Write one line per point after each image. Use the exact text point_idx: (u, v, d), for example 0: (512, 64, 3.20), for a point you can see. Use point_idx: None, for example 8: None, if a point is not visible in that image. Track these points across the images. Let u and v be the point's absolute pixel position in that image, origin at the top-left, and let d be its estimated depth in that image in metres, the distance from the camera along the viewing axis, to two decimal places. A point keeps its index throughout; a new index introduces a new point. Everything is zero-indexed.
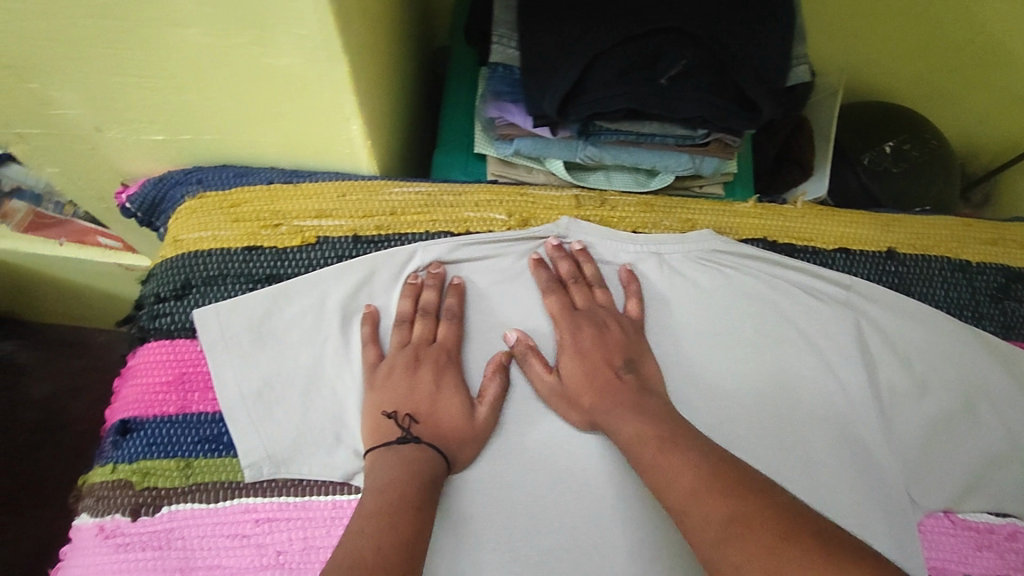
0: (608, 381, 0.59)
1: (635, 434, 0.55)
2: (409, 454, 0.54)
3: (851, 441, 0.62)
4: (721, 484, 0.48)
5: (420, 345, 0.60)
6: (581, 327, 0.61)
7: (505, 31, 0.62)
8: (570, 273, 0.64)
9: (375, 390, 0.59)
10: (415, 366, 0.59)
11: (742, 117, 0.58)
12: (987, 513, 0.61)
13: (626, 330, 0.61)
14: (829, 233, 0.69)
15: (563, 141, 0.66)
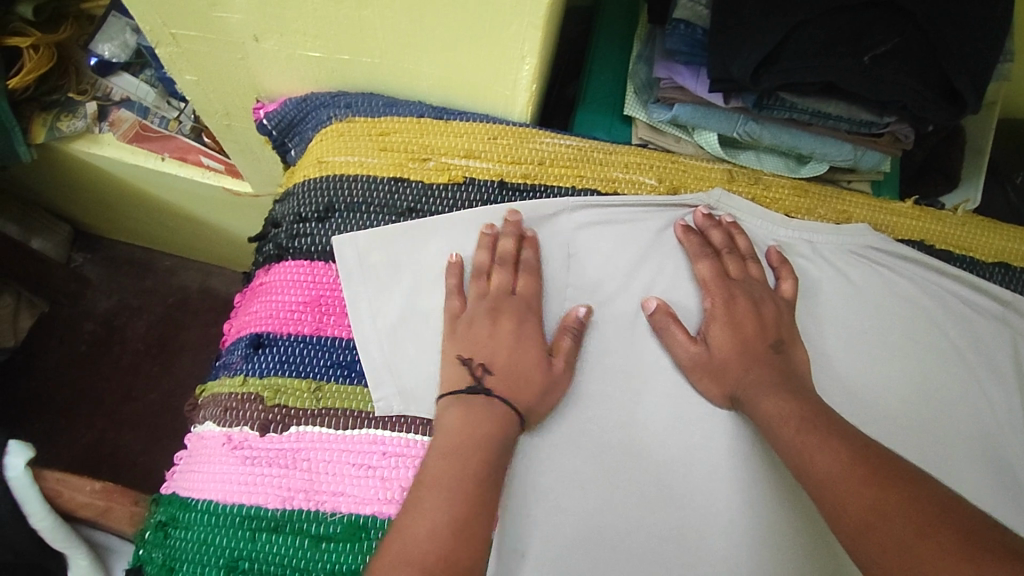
0: (763, 360, 0.55)
1: (783, 412, 0.51)
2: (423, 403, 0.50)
3: (999, 464, 0.58)
4: (878, 463, 0.45)
5: (411, 280, 0.56)
6: (735, 298, 0.58)
7: None
8: (723, 243, 0.61)
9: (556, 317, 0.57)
10: (494, 317, 0.55)
11: (940, 108, 0.57)
12: None
13: (781, 310, 0.59)
14: (988, 246, 0.65)
15: (727, 112, 0.64)
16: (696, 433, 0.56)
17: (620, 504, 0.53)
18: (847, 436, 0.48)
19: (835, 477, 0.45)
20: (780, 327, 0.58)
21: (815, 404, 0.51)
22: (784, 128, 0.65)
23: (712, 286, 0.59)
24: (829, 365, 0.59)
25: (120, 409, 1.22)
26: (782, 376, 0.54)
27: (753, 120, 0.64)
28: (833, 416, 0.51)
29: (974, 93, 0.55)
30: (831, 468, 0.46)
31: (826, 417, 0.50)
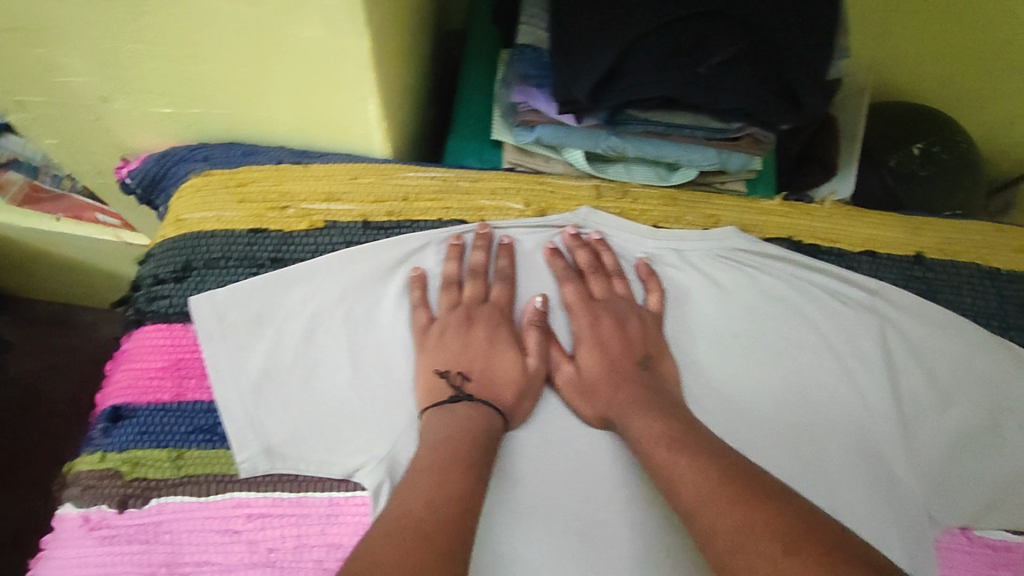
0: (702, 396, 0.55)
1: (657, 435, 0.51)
2: (465, 413, 0.53)
3: (871, 454, 0.59)
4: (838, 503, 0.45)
5: (469, 306, 0.59)
6: (599, 317, 0.59)
7: (536, 12, 0.60)
8: (589, 264, 0.62)
9: (428, 351, 0.57)
10: (467, 327, 0.58)
11: (785, 111, 0.56)
12: (1004, 531, 0.58)
13: (647, 325, 0.60)
14: (854, 235, 0.67)
15: (586, 130, 0.64)
16: (573, 456, 0.56)
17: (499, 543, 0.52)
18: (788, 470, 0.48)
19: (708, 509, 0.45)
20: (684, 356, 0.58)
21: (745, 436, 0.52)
22: (647, 140, 0.64)
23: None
24: (701, 374, 0.60)
25: (44, 476, 1.17)
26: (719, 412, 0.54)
27: (614, 135, 0.64)
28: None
29: (813, 95, 0.55)
30: (701, 489, 0.46)
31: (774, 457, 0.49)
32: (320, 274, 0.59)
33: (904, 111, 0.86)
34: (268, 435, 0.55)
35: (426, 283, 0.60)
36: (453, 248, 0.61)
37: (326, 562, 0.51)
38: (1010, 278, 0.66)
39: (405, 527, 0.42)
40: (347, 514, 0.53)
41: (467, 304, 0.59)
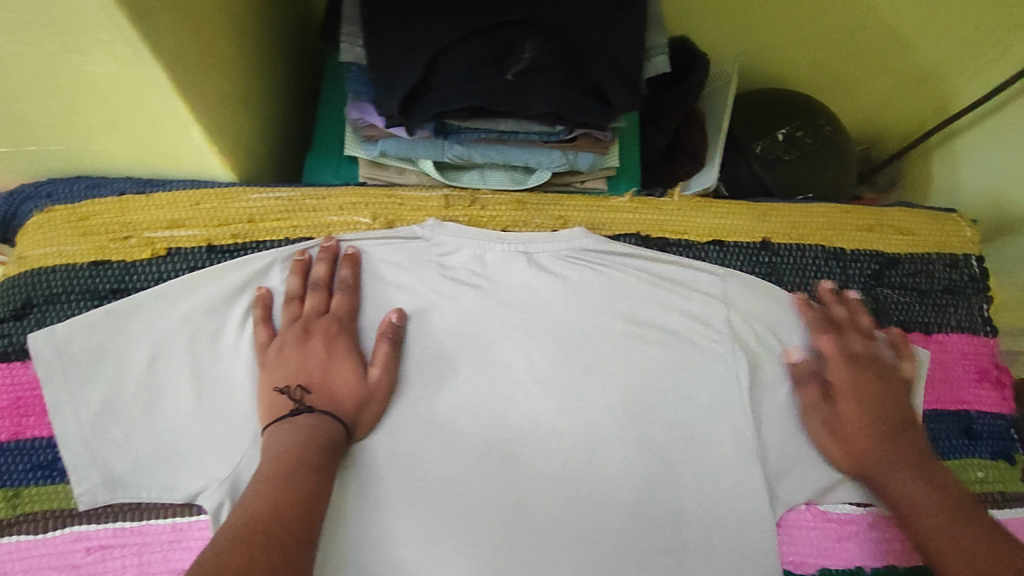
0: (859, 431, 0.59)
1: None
2: (306, 424, 0.54)
3: (715, 440, 0.60)
4: (957, 532, 0.50)
5: (310, 318, 0.60)
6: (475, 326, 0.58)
7: (352, 30, 0.59)
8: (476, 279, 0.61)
9: (268, 368, 0.57)
10: (304, 341, 0.58)
11: (596, 110, 0.58)
12: (852, 503, 0.60)
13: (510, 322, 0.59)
14: (702, 226, 0.68)
15: (427, 141, 0.64)
16: (420, 463, 0.58)
17: (349, 548, 0.55)
18: (941, 498, 0.53)
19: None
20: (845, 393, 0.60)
21: (895, 457, 0.57)
22: (490, 146, 0.66)
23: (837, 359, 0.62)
24: (550, 378, 0.61)
25: None
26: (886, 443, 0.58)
27: (458, 144, 0.65)
28: (909, 491, 0.55)
29: (621, 90, 0.58)
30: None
31: (926, 489, 0.54)
32: (160, 304, 0.59)
33: (770, 98, 0.87)
34: (109, 465, 0.56)
35: (269, 301, 0.61)
36: (297, 266, 0.62)
37: None
38: (854, 256, 0.68)
39: (255, 529, 0.45)
40: (190, 539, 0.55)
41: (306, 318, 0.60)
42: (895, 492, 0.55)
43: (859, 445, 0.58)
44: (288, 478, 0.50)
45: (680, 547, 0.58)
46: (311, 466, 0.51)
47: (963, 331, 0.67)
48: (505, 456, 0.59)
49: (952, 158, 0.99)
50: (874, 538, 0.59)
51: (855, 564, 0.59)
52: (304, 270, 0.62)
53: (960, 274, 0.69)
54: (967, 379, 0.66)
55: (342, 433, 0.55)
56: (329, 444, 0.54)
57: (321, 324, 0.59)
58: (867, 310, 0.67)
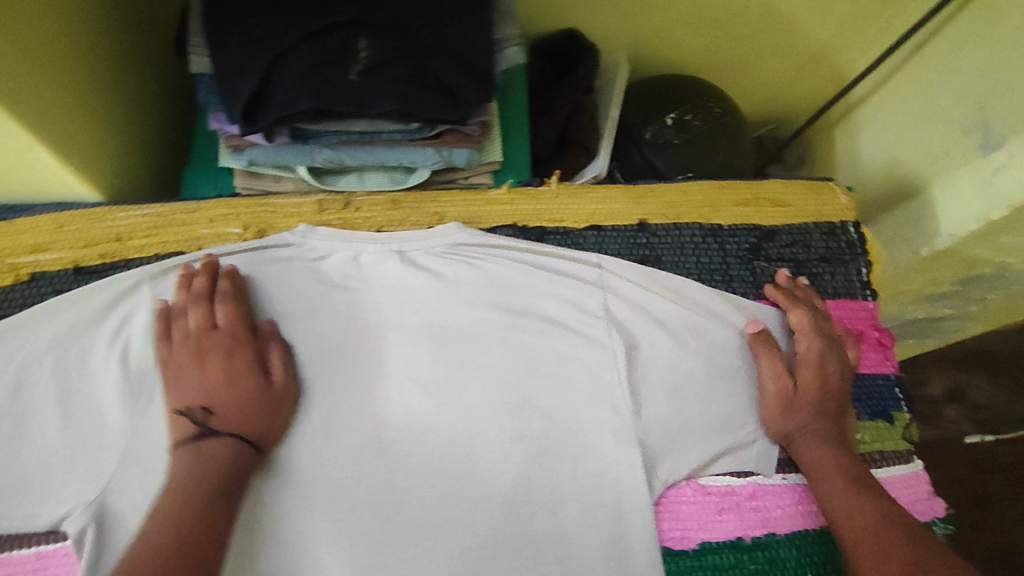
0: (802, 402, 0.61)
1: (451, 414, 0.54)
2: (217, 455, 0.52)
3: (595, 425, 0.60)
4: (855, 498, 0.54)
5: (201, 333, 0.56)
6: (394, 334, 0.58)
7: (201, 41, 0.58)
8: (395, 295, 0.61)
9: (172, 389, 0.55)
10: (200, 359, 0.55)
11: (447, 106, 0.57)
12: (728, 475, 0.60)
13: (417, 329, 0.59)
14: (580, 212, 0.68)
15: (293, 146, 0.64)
16: (295, 469, 0.57)
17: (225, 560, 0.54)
18: (848, 466, 0.57)
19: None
20: (809, 364, 0.62)
21: (818, 431, 0.60)
22: (359, 149, 0.66)
23: (810, 335, 0.63)
24: (426, 377, 0.61)
25: None
26: (817, 419, 0.60)
27: (326, 148, 0.65)
28: (819, 457, 0.58)
29: (470, 86, 0.57)
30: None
31: (835, 457, 0.58)
32: (21, 330, 0.59)
33: (660, 86, 0.88)
34: None
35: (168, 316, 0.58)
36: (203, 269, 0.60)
37: None
38: (731, 231, 0.69)
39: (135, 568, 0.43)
40: (55, 565, 0.55)
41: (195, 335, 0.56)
42: (807, 458, 0.59)
43: (789, 416, 0.61)
44: (177, 504, 0.48)
45: (560, 531, 0.57)
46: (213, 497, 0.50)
47: (840, 296, 0.68)
48: (381, 455, 0.58)
49: (851, 132, 1.00)
50: (753, 507, 0.60)
51: (735, 535, 0.58)
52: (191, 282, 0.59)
53: (837, 242, 0.70)
54: None
55: (252, 452, 0.54)
56: (222, 464, 0.52)
57: (214, 339, 0.56)
58: (745, 283, 0.68)
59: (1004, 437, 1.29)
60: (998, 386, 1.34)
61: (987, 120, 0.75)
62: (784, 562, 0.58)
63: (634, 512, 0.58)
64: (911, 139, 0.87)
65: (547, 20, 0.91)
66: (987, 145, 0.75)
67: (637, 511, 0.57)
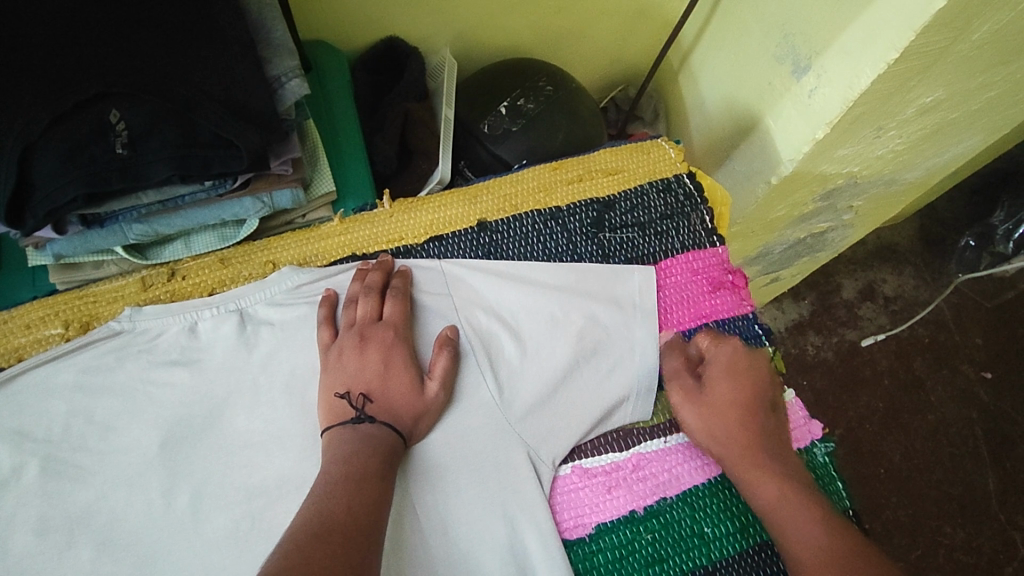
0: (733, 418, 0.58)
1: (375, 438, 0.52)
2: (333, 472, 0.50)
3: (474, 436, 0.58)
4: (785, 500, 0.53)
5: (344, 342, 0.58)
6: (346, 348, 0.57)
7: None
8: (364, 313, 0.60)
9: (329, 374, 0.57)
10: (361, 351, 0.57)
11: (232, 157, 0.55)
12: (610, 452, 0.61)
13: (346, 351, 0.57)
14: (417, 226, 0.67)
15: (99, 228, 0.59)
16: (170, 566, 0.53)
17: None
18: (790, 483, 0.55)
19: (377, 511, 0.48)
20: (723, 367, 0.61)
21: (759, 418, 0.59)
22: (171, 215, 0.62)
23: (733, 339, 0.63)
24: (289, 436, 0.57)
25: None
26: (760, 440, 0.58)
27: (138, 222, 0.61)
28: (770, 490, 0.55)
29: (252, 130, 0.55)
30: (377, 505, 0.49)
31: (782, 490, 0.55)
32: None
33: (488, 77, 0.87)
34: None
35: (334, 307, 0.61)
36: (327, 302, 0.61)
37: None
38: (571, 210, 0.69)
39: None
40: None
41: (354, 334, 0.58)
42: (760, 491, 0.56)
43: (724, 445, 0.58)
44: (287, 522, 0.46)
45: (454, 556, 0.55)
46: (374, 506, 0.48)
47: (687, 249, 0.69)
48: (257, 525, 0.54)
49: (691, 79, 1.02)
50: (640, 477, 0.60)
51: (626, 511, 0.58)
52: (334, 301, 0.61)
53: (675, 196, 0.71)
54: (701, 294, 0.68)
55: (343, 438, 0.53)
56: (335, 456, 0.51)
57: (337, 356, 0.57)
58: (594, 256, 0.68)
59: (916, 324, 1.35)
60: (900, 277, 1.39)
61: (793, 46, 0.77)
62: (679, 522, 0.58)
63: (524, 512, 0.56)
64: (739, 76, 0.89)
65: (365, 34, 0.89)
66: (798, 69, 0.77)
67: (529, 510, 0.56)
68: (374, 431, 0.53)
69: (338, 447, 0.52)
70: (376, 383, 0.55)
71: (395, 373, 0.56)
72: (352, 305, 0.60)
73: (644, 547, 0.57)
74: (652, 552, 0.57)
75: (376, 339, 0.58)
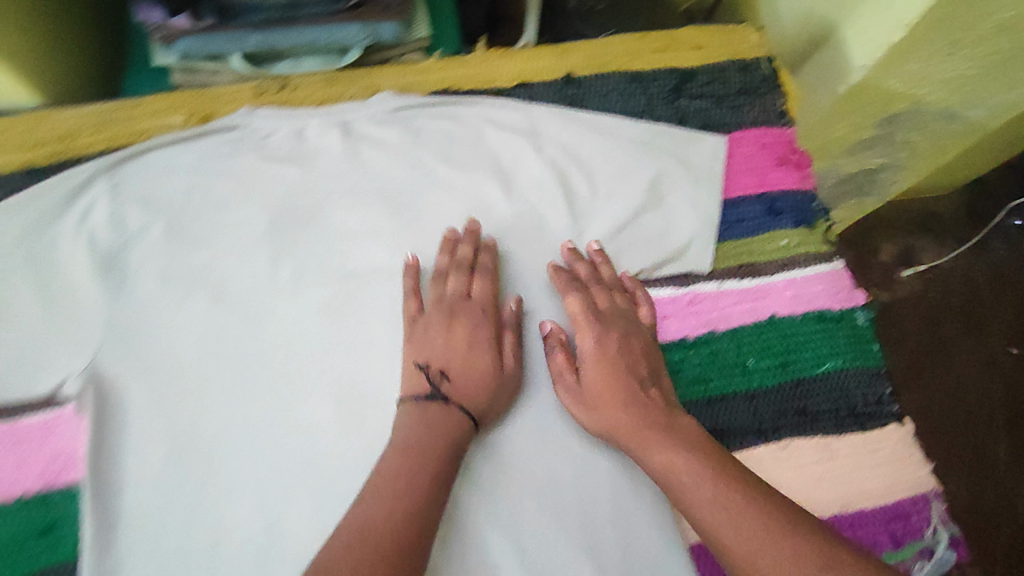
0: (617, 394, 0.55)
1: (441, 419, 0.53)
2: (409, 441, 0.51)
3: (547, 254, 0.64)
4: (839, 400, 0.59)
5: (455, 299, 0.59)
6: (432, 321, 0.58)
7: None
8: (459, 284, 0.60)
9: (411, 345, 0.57)
10: (449, 327, 0.58)
11: None
12: (670, 285, 0.65)
13: (437, 309, 0.59)
14: (508, 72, 0.72)
15: (224, 30, 0.64)
16: (275, 324, 0.61)
17: (226, 407, 0.59)
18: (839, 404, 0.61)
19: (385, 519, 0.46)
20: (595, 361, 0.56)
21: (636, 390, 0.55)
22: (288, 29, 0.66)
23: (584, 322, 0.59)
24: (382, 233, 0.64)
25: None
26: (660, 413, 0.54)
27: (256, 32, 0.65)
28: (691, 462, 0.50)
29: None
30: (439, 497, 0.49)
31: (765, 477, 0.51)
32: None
33: None
34: None
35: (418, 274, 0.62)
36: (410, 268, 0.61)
37: (46, 470, 0.56)
38: (653, 76, 0.73)
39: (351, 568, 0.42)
40: (60, 427, 0.57)
41: (448, 303, 0.59)
42: (652, 460, 0.52)
43: (610, 417, 0.54)
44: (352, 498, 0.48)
45: (531, 560, 0.53)
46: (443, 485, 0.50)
47: (759, 125, 0.72)
48: (350, 303, 0.62)
49: None
50: (695, 310, 0.64)
51: (679, 335, 0.63)
52: (417, 270, 0.61)
53: (752, 75, 0.74)
54: (765, 166, 0.71)
55: (438, 428, 0.52)
56: (409, 434, 0.51)
57: (427, 319, 0.58)
58: (672, 119, 0.72)
59: None
60: None
61: None
62: (726, 352, 0.63)
63: None
64: None
65: None
66: None
67: None
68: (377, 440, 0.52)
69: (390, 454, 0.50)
70: (456, 360, 0.56)
71: (479, 352, 0.57)
72: (443, 278, 0.61)
73: (692, 366, 0.63)
74: (699, 372, 0.62)
75: (465, 317, 0.58)
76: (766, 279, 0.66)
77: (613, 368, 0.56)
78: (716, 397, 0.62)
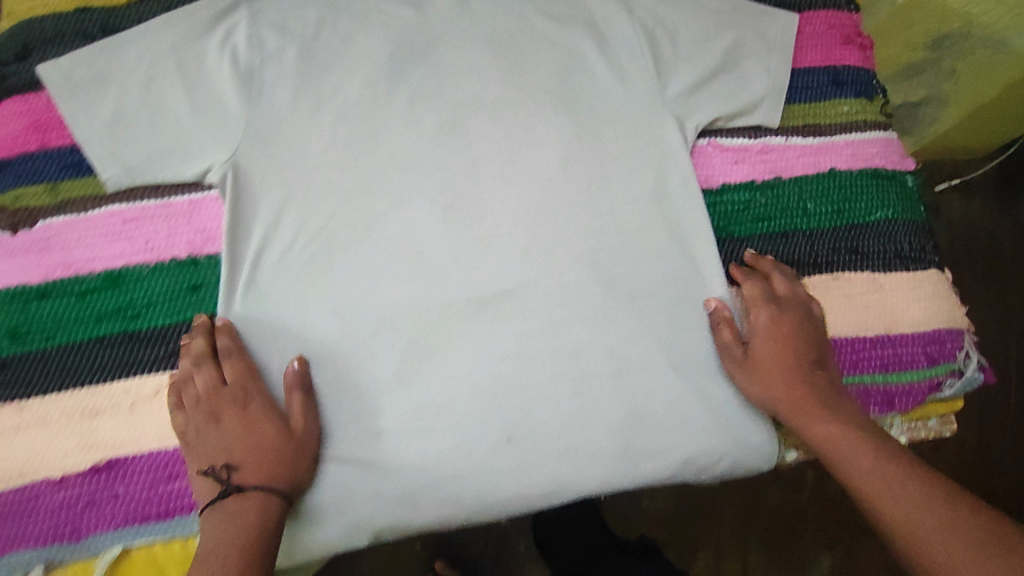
0: (785, 367, 0.62)
1: (243, 509, 0.56)
2: (233, 511, 0.56)
3: (640, 100, 0.70)
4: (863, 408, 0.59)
5: (233, 396, 0.60)
6: (230, 412, 0.59)
7: None
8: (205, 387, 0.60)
9: (223, 430, 0.59)
10: (223, 421, 0.59)
11: None
12: (742, 136, 0.73)
13: (235, 412, 0.59)
14: None
15: None
16: (390, 143, 0.67)
17: (350, 211, 0.65)
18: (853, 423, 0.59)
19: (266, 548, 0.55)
20: (766, 336, 0.64)
21: (809, 397, 0.61)
22: None
23: (760, 304, 0.65)
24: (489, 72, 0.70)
25: None
26: (843, 419, 0.59)
27: None
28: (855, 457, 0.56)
29: None
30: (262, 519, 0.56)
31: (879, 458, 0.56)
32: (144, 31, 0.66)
33: None
34: (127, 158, 0.64)
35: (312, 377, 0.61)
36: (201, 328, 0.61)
37: (195, 241, 0.64)
38: None
39: None
40: (206, 208, 0.65)
41: (227, 399, 0.60)
42: (818, 432, 0.59)
43: (779, 391, 0.62)
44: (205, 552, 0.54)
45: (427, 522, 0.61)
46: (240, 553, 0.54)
47: (829, 8, 0.78)
48: (457, 131, 0.68)
49: None
50: (763, 159, 0.72)
51: (749, 179, 0.72)
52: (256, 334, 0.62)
53: None
54: (832, 43, 0.77)
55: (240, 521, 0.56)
56: (227, 528, 0.55)
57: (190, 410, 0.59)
58: None
59: None
60: None
61: None
62: (790, 195, 0.71)
63: (666, 160, 0.69)
64: None
65: None
66: None
67: (669, 159, 0.69)
68: (251, 484, 0.57)
69: (227, 525, 0.55)
70: (238, 450, 0.58)
71: (258, 433, 0.59)
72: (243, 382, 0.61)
73: (759, 206, 0.71)
74: (763, 211, 0.71)
75: (254, 418, 0.59)
76: (830, 138, 0.74)
77: (785, 344, 0.63)
78: (778, 233, 0.70)
